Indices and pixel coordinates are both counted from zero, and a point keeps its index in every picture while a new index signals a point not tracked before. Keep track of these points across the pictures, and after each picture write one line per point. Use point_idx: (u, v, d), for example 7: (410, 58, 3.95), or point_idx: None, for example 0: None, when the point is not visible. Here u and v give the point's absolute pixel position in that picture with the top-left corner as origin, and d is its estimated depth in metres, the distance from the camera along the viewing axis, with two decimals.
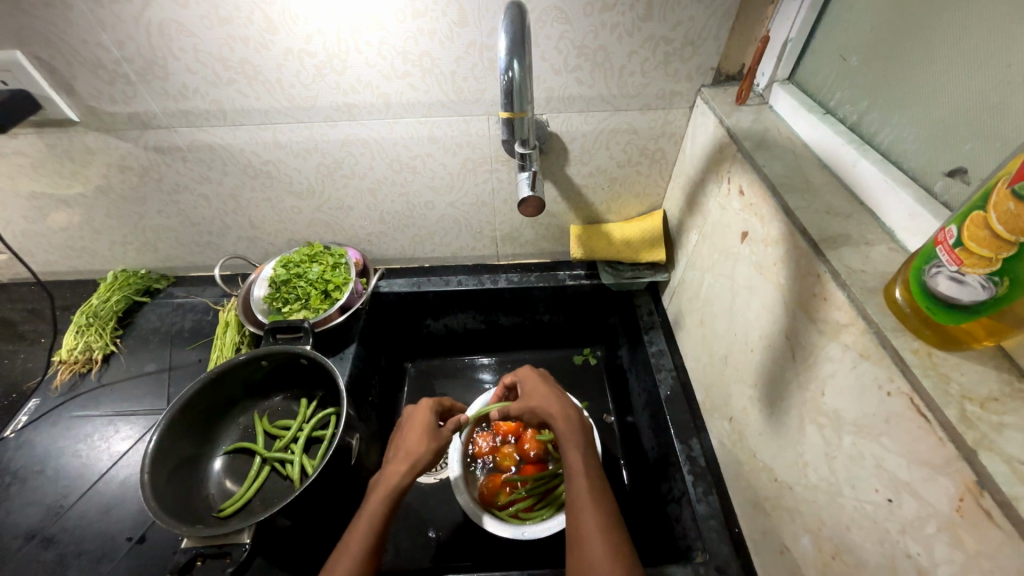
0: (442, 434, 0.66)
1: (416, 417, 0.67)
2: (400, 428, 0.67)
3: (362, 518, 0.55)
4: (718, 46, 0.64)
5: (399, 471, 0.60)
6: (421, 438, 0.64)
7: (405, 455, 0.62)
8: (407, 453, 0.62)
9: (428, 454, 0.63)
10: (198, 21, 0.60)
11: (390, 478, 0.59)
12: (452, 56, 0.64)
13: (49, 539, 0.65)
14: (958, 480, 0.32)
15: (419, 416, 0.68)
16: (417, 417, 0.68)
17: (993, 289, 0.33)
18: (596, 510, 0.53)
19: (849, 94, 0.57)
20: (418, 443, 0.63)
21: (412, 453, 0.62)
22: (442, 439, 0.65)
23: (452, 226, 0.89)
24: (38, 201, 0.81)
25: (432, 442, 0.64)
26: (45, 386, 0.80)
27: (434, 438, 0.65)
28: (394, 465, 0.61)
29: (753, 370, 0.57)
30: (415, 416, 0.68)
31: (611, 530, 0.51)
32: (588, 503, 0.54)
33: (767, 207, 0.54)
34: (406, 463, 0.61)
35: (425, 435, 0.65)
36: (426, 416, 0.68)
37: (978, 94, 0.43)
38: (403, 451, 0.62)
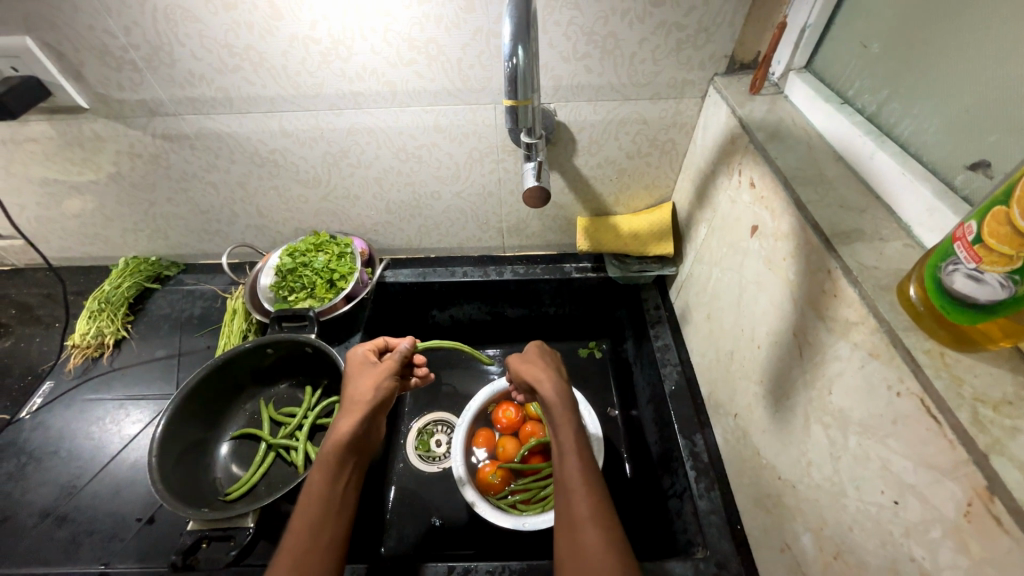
0: (383, 380, 0.63)
1: (354, 369, 0.65)
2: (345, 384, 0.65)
3: (308, 486, 0.54)
4: (732, 33, 0.62)
5: (343, 425, 0.57)
6: (362, 390, 0.61)
7: (347, 410, 0.59)
8: (349, 407, 0.60)
9: (372, 401, 0.60)
10: (203, 7, 0.59)
11: (333, 437, 0.57)
12: (459, 43, 0.63)
13: (62, 518, 0.67)
14: (967, 485, 0.31)
15: (356, 366, 0.65)
16: (355, 366, 0.65)
17: (1011, 287, 0.31)
18: (590, 499, 0.51)
19: (869, 83, 0.54)
20: (360, 395, 0.61)
21: (354, 405, 0.60)
22: (384, 383, 0.63)
23: (458, 216, 0.89)
24: (52, 188, 0.82)
25: (373, 388, 0.62)
26: (58, 369, 0.82)
27: (374, 382, 0.62)
28: (335, 423, 0.58)
29: (758, 367, 0.57)
30: (354, 367, 0.65)
31: (606, 520, 0.49)
32: (582, 491, 0.52)
33: (778, 201, 0.52)
34: (346, 417, 0.58)
35: (366, 385, 0.62)
36: (361, 365, 0.65)
37: (1005, 83, 0.41)
38: (346, 406, 0.60)
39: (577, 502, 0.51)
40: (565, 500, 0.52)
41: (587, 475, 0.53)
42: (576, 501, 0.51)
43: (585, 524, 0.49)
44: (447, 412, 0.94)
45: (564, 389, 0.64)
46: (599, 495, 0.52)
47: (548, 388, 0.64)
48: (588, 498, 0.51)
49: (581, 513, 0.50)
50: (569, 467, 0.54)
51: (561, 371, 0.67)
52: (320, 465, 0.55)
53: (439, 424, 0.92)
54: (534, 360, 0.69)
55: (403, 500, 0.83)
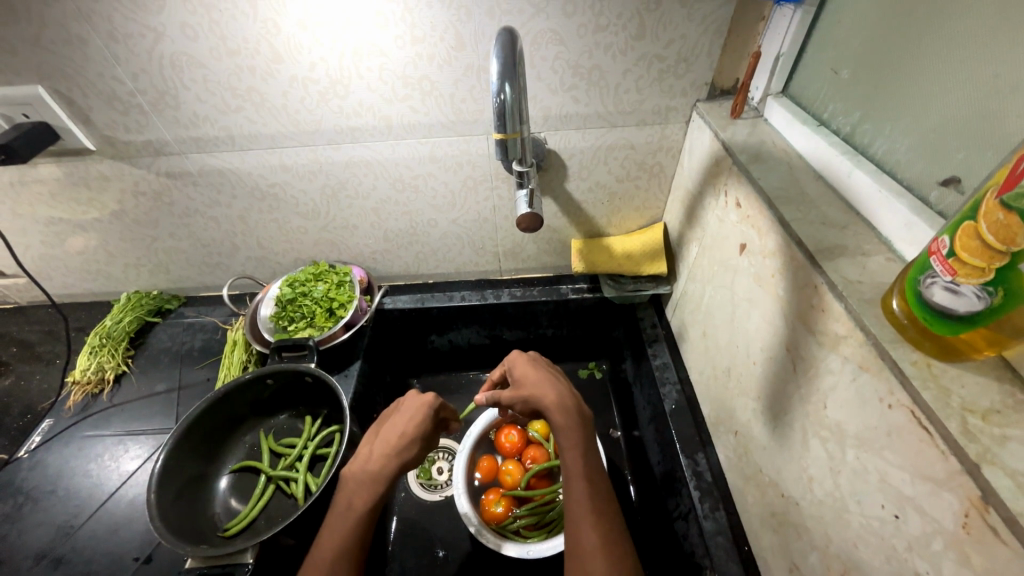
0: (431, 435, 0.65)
1: (409, 414, 0.64)
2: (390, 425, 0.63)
3: (343, 530, 0.54)
4: (711, 63, 0.66)
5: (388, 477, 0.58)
6: (411, 441, 0.61)
7: (392, 456, 0.59)
8: (394, 456, 0.59)
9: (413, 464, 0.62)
10: (208, 53, 0.62)
11: (375, 484, 0.57)
12: (451, 79, 0.66)
13: (58, 560, 0.65)
14: (962, 495, 0.31)
15: (410, 412, 0.64)
16: (408, 413, 0.64)
17: (988, 299, 0.32)
18: (595, 526, 0.51)
19: (841, 106, 0.57)
20: (408, 445, 0.61)
21: (402, 455, 0.60)
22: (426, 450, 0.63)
23: (455, 242, 0.91)
24: (57, 227, 0.84)
25: (421, 441, 0.63)
26: (58, 406, 0.82)
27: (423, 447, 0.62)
28: (378, 468, 0.58)
29: (755, 383, 0.57)
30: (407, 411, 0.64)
31: (614, 547, 0.49)
32: (591, 519, 0.52)
33: (763, 219, 0.54)
34: (393, 466, 0.58)
35: (414, 436, 0.62)
36: (419, 411, 0.64)
37: (968, 105, 0.43)
38: (391, 452, 0.59)
39: (584, 531, 0.51)
40: (572, 530, 0.52)
41: (595, 501, 0.53)
42: (582, 530, 0.51)
43: (593, 554, 0.49)
44: (449, 439, 0.93)
45: (571, 398, 0.63)
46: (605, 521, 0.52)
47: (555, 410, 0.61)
48: (593, 524, 0.51)
49: (587, 543, 0.50)
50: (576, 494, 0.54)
51: (562, 381, 0.66)
52: (360, 510, 0.55)
53: (441, 450, 0.91)
54: (533, 377, 0.66)
55: (405, 530, 0.81)
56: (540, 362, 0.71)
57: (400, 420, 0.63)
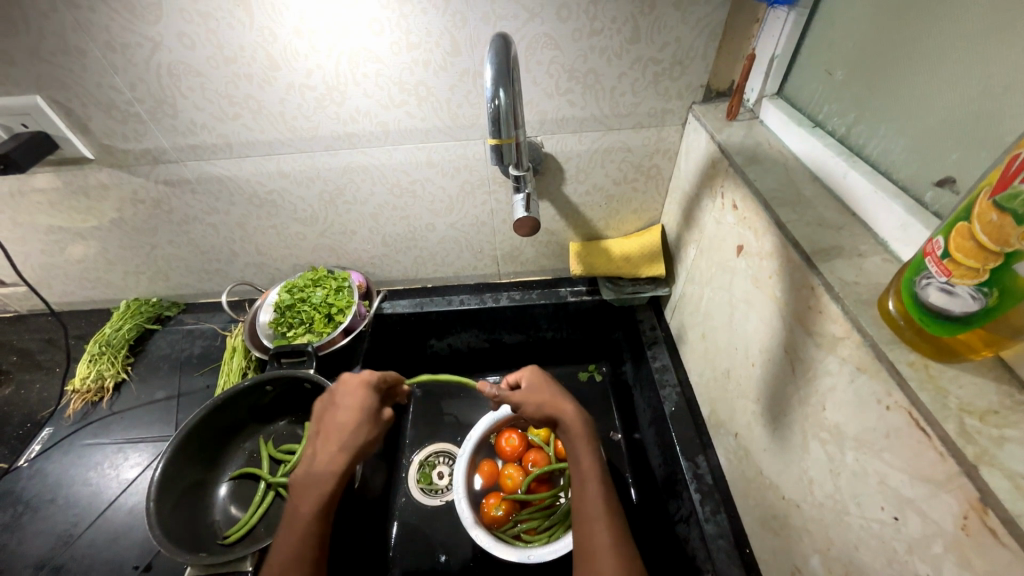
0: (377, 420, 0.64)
1: (344, 406, 0.63)
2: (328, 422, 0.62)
3: (295, 536, 0.53)
4: (706, 65, 0.66)
5: (331, 474, 0.58)
6: (353, 433, 0.61)
7: (335, 452, 0.59)
8: (339, 452, 0.60)
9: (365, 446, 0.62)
10: (205, 61, 0.63)
11: (320, 485, 0.57)
12: (447, 84, 0.67)
13: (57, 569, 0.65)
14: (961, 497, 0.31)
15: (345, 404, 0.63)
16: (345, 404, 0.63)
17: (983, 300, 0.32)
18: (608, 525, 0.52)
19: (836, 107, 0.57)
20: (352, 437, 0.61)
21: (347, 450, 0.60)
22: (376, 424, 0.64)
23: (453, 246, 0.91)
24: (56, 235, 0.84)
25: (365, 431, 0.62)
26: (58, 415, 0.82)
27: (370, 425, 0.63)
28: (321, 469, 0.58)
29: (754, 385, 0.57)
30: (342, 403, 0.63)
31: (622, 549, 0.50)
32: (602, 519, 0.52)
33: (759, 221, 0.54)
34: (337, 462, 0.59)
35: (357, 428, 0.62)
36: (354, 402, 0.64)
37: (961, 105, 0.43)
38: (334, 448, 0.60)
39: (596, 531, 0.52)
40: (584, 528, 0.52)
41: (607, 502, 0.54)
42: (594, 529, 0.52)
43: (603, 554, 0.49)
44: (449, 443, 0.93)
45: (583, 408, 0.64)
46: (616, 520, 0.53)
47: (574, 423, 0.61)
48: (606, 523, 0.52)
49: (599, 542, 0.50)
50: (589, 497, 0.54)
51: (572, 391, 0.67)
52: (309, 512, 0.55)
53: (441, 455, 0.91)
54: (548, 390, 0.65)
55: (406, 535, 0.81)
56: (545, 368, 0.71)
57: (337, 415, 0.63)
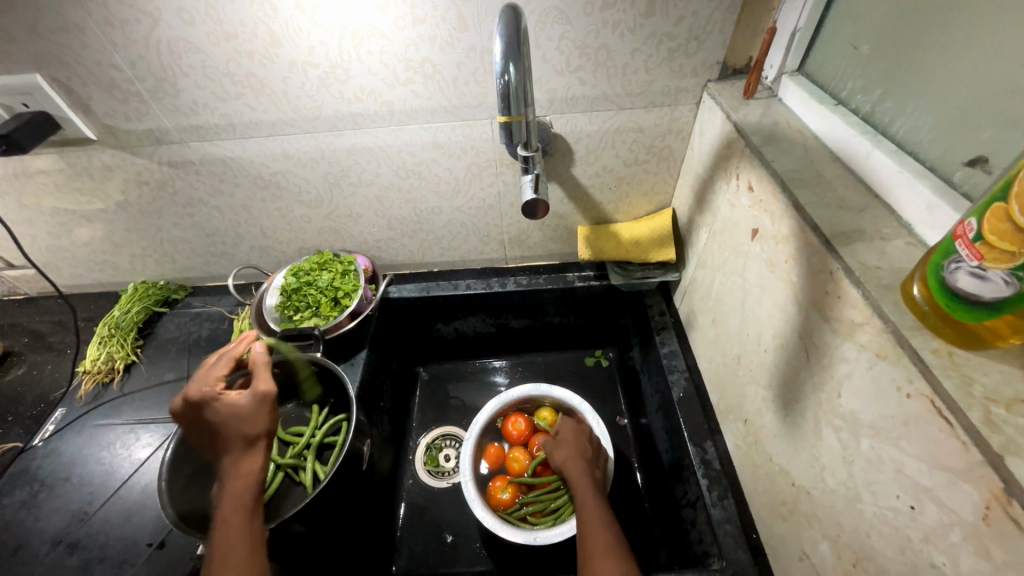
0: (259, 402, 0.57)
1: (222, 405, 0.57)
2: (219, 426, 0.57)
3: (225, 535, 0.52)
4: (723, 40, 0.63)
5: (246, 469, 0.55)
6: (246, 425, 0.56)
7: (237, 449, 0.55)
8: (240, 446, 0.55)
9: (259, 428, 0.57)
10: (205, 38, 0.61)
11: (237, 481, 0.54)
12: (453, 61, 0.64)
13: (74, 545, 0.67)
14: (983, 487, 0.30)
15: (224, 399, 0.57)
16: (223, 401, 0.57)
17: (1015, 285, 0.31)
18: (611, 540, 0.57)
19: (861, 84, 0.55)
20: (247, 428, 0.56)
21: (249, 443, 0.56)
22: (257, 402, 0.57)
23: (460, 230, 0.89)
24: (62, 217, 0.84)
25: (256, 420, 0.56)
26: (69, 396, 0.83)
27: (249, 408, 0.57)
28: (234, 467, 0.55)
29: (766, 371, 0.56)
30: (217, 404, 0.57)
31: None
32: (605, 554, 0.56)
33: (776, 204, 0.52)
34: (246, 456, 0.55)
35: (246, 420, 0.56)
36: (229, 396, 0.57)
37: (996, 80, 0.41)
38: (234, 446, 0.55)
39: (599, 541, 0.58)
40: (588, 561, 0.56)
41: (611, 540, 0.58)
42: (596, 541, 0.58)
43: None
44: (455, 426, 0.93)
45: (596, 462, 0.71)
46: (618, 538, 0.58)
47: (586, 464, 0.70)
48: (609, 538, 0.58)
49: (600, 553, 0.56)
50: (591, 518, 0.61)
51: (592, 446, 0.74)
52: (233, 512, 0.53)
53: (447, 438, 0.91)
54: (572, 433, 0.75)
55: (414, 516, 0.82)
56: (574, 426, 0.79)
57: (219, 416, 0.57)
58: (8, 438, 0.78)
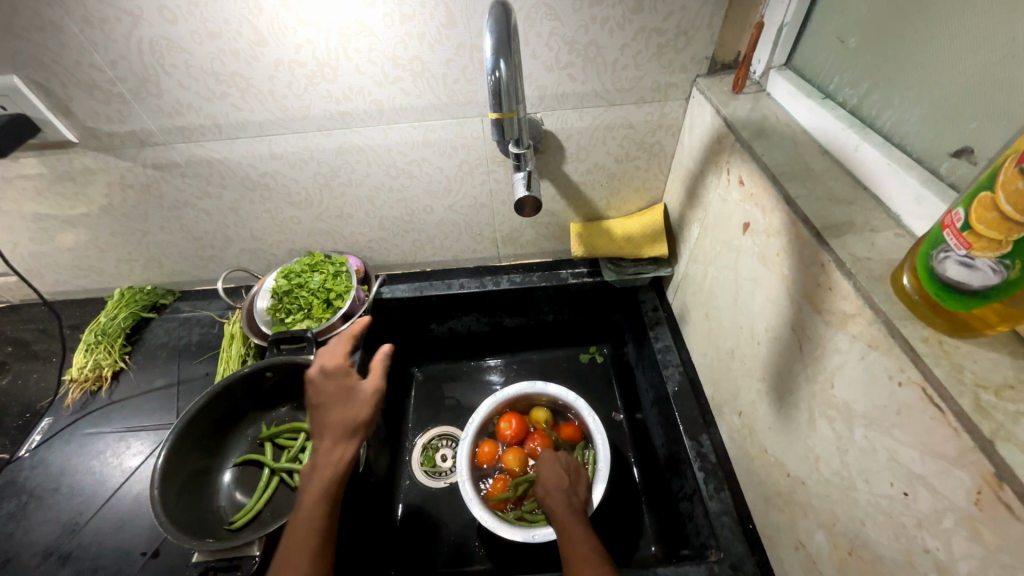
0: (365, 398, 0.59)
1: (327, 392, 0.59)
2: (319, 409, 0.58)
3: (303, 520, 0.52)
4: (711, 35, 0.63)
5: (335, 460, 0.55)
6: (348, 416, 0.57)
7: (333, 437, 0.56)
8: (336, 435, 0.56)
9: (359, 422, 0.57)
10: (189, 37, 0.60)
11: (325, 469, 0.54)
12: (442, 58, 0.64)
13: (65, 557, 0.65)
14: (974, 472, 0.31)
15: (332, 388, 0.59)
16: (332, 389, 0.59)
17: (1003, 272, 0.31)
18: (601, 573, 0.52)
19: (848, 78, 0.55)
20: (347, 420, 0.57)
21: (344, 433, 0.56)
22: (365, 399, 0.59)
23: (452, 229, 0.89)
24: (44, 223, 0.82)
25: (360, 413, 0.58)
26: (56, 405, 0.81)
27: (357, 402, 0.59)
28: (324, 455, 0.55)
29: (759, 364, 0.56)
30: (324, 389, 0.59)
31: None
32: None
33: (767, 197, 0.53)
34: (339, 445, 0.56)
35: (349, 411, 0.58)
36: (339, 384, 0.60)
37: (980, 72, 0.41)
38: (330, 434, 0.56)
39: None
40: None
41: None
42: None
43: None
44: (452, 426, 0.93)
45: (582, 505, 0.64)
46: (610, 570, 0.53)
47: (566, 493, 0.64)
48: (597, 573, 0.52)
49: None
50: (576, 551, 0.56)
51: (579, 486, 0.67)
52: (314, 499, 0.53)
53: (444, 438, 0.91)
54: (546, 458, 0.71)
55: (412, 518, 0.82)
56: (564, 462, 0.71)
57: (326, 397, 0.59)
58: None
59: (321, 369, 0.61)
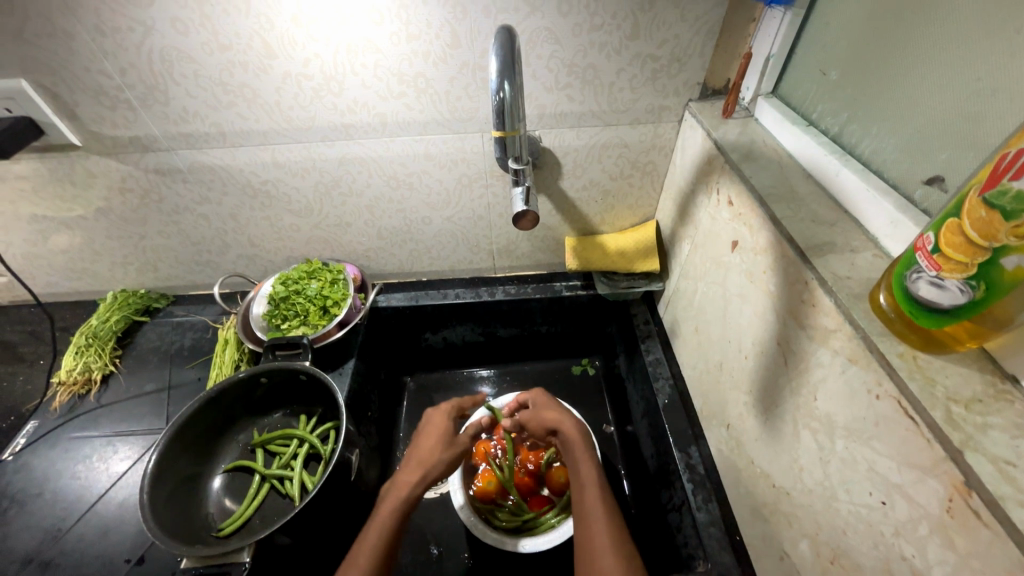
0: (457, 445, 0.68)
1: (427, 428, 0.69)
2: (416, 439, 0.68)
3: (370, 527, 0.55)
4: (703, 63, 0.67)
5: (412, 480, 0.61)
6: (435, 448, 0.66)
7: (418, 462, 0.63)
8: (421, 461, 0.63)
9: (440, 461, 0.64)
10: (199, 48, 0.61)
11: (402, 487, 0.60)
12: (446, 76, 0.66)
13: (46, 564, 0.64)
14: (947, 481, 0.33)
15: (433, 424, 0.70)
16: (433, 425, 0.69)
17: (970, 293, 0.33)
18: (617, 560, 0.51)
19: (829, 107, 0.59)
20: (433, 451, 0.65)
21: (429, 462, 0.63)
22: (455, 449, 0.67)
23: (449, 240, 0.91)
24: (40, 224, 0.82)
25: (446, 452, 0.66)
26: (43, 408, 0.80)
27: (449, 445, 0.67)
28: (405, 474, 0.62)
29: (747, 377, 0.58)
30: (431, 423, 0.70)
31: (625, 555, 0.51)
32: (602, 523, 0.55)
33: (754, 217, 0.55)
34: (420, 470, 0.62)
35: (438, 445, 0.66)
36: (442, 422, 0.70)
37: (950, 107, 0.45)
38: (416, 458, 0.64)
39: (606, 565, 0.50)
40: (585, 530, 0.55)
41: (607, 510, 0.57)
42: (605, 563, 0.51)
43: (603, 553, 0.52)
44: None
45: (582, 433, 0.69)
46: (626, 553, 0.52)
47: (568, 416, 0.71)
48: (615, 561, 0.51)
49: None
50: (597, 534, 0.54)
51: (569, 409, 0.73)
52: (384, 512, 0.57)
53: None
54: (560, 417, 0.71)
55: (401, 528, 0.81)
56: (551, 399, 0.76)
57: (427, 431, 0.69)
58: None
59: (434, 408, 0.73)
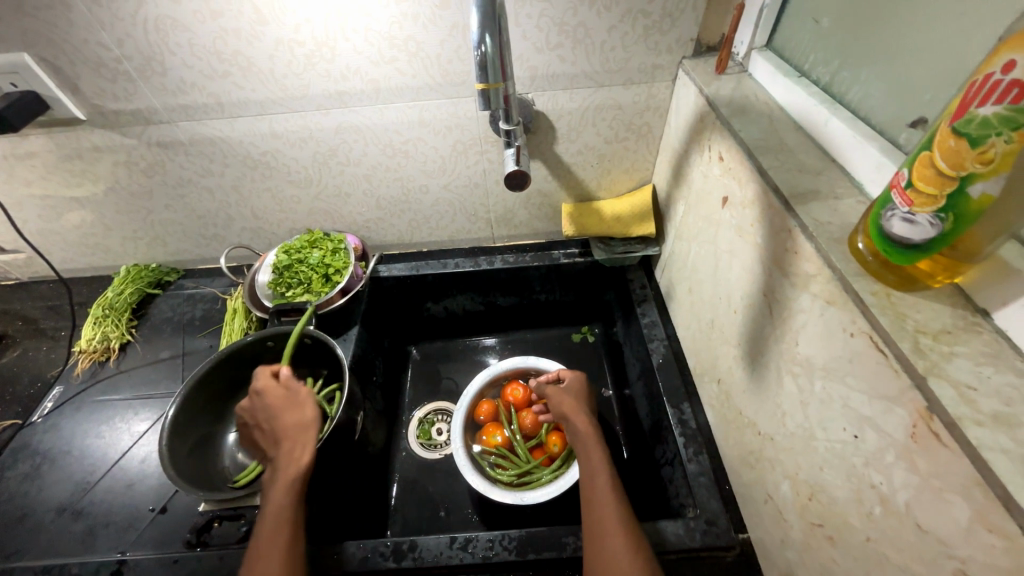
0: (305, 402, 0.65)
1: (270, 402, 0.65)
2: (267, 420, 0.65)
3: (270, 517, 0.55)
4: (696, 17, 0.65)
5: (296, 454, 0.60)
6: (298, 415, 0.63)
7: (291, 437, 0.61)
8: (295, 434, 0.62)
9: (309, 424, 0.63)
10: (192, 16, 0.62)
11: (288, 465, 0.59)
12: (436, 39, 0.66)
13: (78, 512, 0.69)
14: (911, 408, 0.34)
15: (273, 393, 0.66)
16: (273, 395, 0.66)
17: (939, 225, 0.34)
18: (624, 534, 0.53)
19: (822, 56, 0.58)
20: (297, 420, 0.63)
21: (300, 434, 0.62)
22: (306, 406, 0.64)
23: (447, 209, 0.92)
24: (52, 201, 0.85)
25: (307, 411, 0.64)
26: (66, 374, 0.85)
27: (302, 408, 0.64)
28: (285, 454, 0.60)
29: (735, 331, 0.59)
30: (273, 396, 0.65)
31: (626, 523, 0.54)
32: (609, 502, 0.56)
33: (743, 169, 0.55)
34: (296, 445, 0.61)
35: (295, 411, 0.64)
36: (284, 391, 0.66)
37: (936, 46, 0.44)
38: (286, 437, 0.62)
39: (614, 545, 0.52)
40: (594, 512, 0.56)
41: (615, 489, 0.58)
42: (612, 542, 0.52)
43: (611, 531, 0.53)
44: (446, 401, 0.97)
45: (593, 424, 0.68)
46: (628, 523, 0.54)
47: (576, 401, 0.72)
48: (623, 533, 0.53)
49: (618, 551, 0.51)
50: (608, 516, 0.55)
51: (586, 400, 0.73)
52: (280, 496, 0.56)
53: (438, 413, 0.95)
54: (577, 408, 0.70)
55: (407, 487, 0.85)
56: (574, 388, 0.75)
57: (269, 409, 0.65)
58: (7, 416, 0.80)
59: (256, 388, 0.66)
